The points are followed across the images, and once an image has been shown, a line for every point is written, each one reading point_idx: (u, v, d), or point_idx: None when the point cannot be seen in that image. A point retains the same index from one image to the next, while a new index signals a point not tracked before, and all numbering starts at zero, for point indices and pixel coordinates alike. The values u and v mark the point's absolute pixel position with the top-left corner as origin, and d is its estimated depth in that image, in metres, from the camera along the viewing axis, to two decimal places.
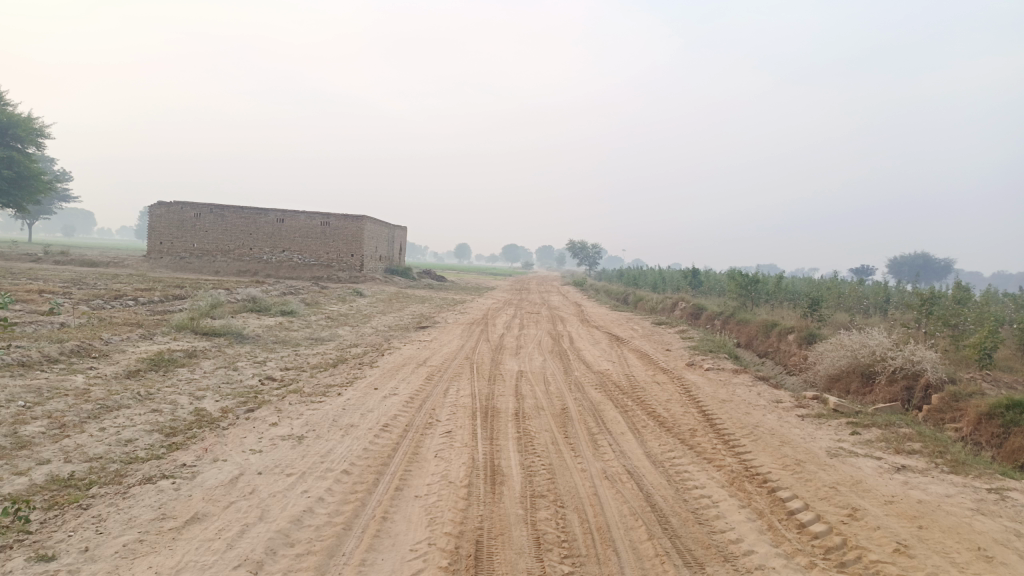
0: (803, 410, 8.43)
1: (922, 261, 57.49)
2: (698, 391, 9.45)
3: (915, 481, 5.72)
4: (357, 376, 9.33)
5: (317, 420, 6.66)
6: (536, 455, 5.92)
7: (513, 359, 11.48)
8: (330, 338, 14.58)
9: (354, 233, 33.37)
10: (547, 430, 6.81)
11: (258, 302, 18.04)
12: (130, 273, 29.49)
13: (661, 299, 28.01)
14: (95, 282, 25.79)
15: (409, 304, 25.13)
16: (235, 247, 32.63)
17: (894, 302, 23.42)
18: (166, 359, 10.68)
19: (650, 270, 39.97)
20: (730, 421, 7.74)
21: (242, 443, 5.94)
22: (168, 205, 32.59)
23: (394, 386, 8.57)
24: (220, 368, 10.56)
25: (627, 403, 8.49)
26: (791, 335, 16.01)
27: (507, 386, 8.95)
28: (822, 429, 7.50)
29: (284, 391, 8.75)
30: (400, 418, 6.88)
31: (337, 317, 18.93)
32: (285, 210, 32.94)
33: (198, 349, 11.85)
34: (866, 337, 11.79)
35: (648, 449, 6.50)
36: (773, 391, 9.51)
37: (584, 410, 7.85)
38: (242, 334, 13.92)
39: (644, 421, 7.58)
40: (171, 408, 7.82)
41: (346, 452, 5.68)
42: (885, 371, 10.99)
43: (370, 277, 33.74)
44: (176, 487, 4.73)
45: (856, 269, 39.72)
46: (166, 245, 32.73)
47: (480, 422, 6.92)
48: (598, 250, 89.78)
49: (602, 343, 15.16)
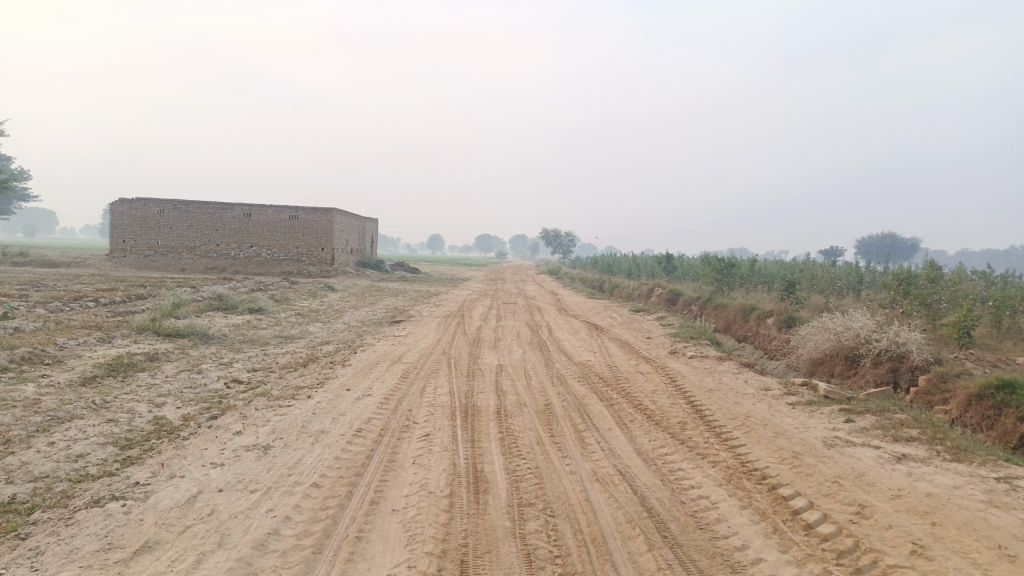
0: (793, 397, 8.17)
1: (889, 241, 58.21)
2: (684, 380, 9.16)
3: (919, 472, 5.46)
4: (328, 377, 8.87)
5: (285, 427, 6.21)
6: (522, 458, 5.55)
7: (492, 353, 11.10)
8: (300, 336, 14.06)
9: (324, 226, 32.69)
10: (531, 429, 6.44)
11: (225, 299, 17.47)
12: (91, 273, 28.52)
13: (637, 286, 27.78)
14: (54, 283, 24.86)
15: (382, 298, 24.60)
16: (202, 244, 31.78)
17: (867, 283, 23.44)
18: (125, 363, 10.11)
19: (624, 257, 39.78)
20: (719, 411, 7.45)
21: (203, 456, 5.48)
22: (130, 202, 31.65)
23: (367, 386, 8.13)
24: (184, 371, 10.04)
25: (612, 396, 8.17)
26: (770, 319, 15.82)
27: (487, 382, 8.56)
28: (816, 418, 7.23)
29: (251, 394, 8.27)
30: (374, 422, 6.46)
31: (308, 313, 18.38)
32: (251, 204, 32.11)
33: (160, 352, 11.28)
34: (849, 319, 11.58)
35: (638, 446, 6.17)
36: (759, 378, 9.26)
37: (568, 405, 7.49)
38: (207, 334, 13.36)
39: (632, 416, 7.25)
40: (128, 417, 7.31)
41: (316, 462, 5.25)
42: (870, 354, 10.80)
43: (342, 271, 33.08)
44: (126, 510, 4.27)
45: (827, 251, 39.95)
46: (129, 243, 31.79)
47: (460, 422, 6.53)
48: (572, 237, 89.54)
49: (580, 332, 14.87)
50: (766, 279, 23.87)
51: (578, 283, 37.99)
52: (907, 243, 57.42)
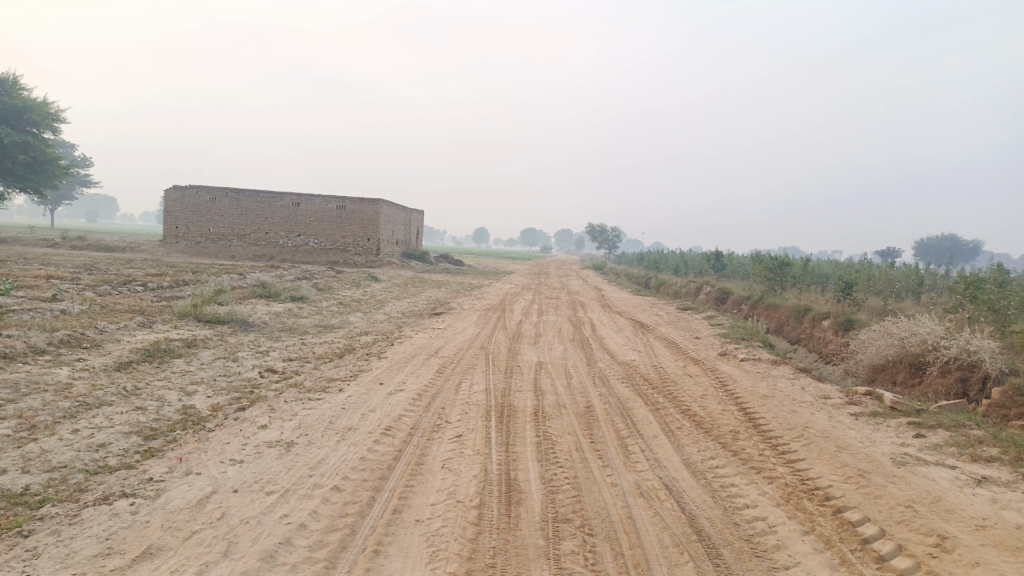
0: (855, 407, 7.56)
1: (950, 242, 55.85)
2: (735, 385, 8.62)
3: (1004, 499, 4.86)
4: (363, 369, 8.59)
5: (311, 422, 5.92)
6: (559, 466, 5.14)
7: (532, 349, 10.70)
8: (340, 325, 13.88)
9: (371, 217, 32.71)
10: (570, 434, 6.02)
11: (268, 287, 17.43)
12: (143, 258, 29.04)
13: (685, 283, 27.05)
14: (107, 267, 25.34)
15: (425, 289, 24.40)
16: (251, 232, 32.09)
17: (928, 286, 22.33)
18: (162, 349, 10.00)
19: (671, 253, 38.94)
20: (775, 421, 6.92)
21: (223, 451, 5.21)
22: (183, 189, 32.13)
23: (401, 380, 7.81)
24: (219, 359, 9.89)
25: (659, 400, 7.69)
26: (826, 321, 15.07)
27: (525, 380, 8.17)
28: (882, 431, 6.63)
29: (283, 385, 8.03)
30: (405, 420, 6.12)
31: (349, 302, 18.25)
32: (300, 193, 32.27)
33: (199, 338, 11.18)
34: (915, 324, 10.82)
35: (686, 456, 5.71)
36: (817, 385, 8.67)
37: (611, 408, 7.05)
38: (247, 321, 13.27)
39: (679, 422, 6.77)
40: (157, 405, 7.12)
41: (339, 462, 4.92)
42: (938, 362, 10.07)
43: (386, 261, 33.07)
44: (133, 511, 4.00)
45: (883, 252, 38.43)
46: (182, 229, 32.30)
47: (495, 423, 6.15)
48: (619, 233, 88.49)
49: (625, 330, 14.37)
50: (820, 280, 22.94)
51: (623, 279, 37.32)
52: (969, 245, 55.01)
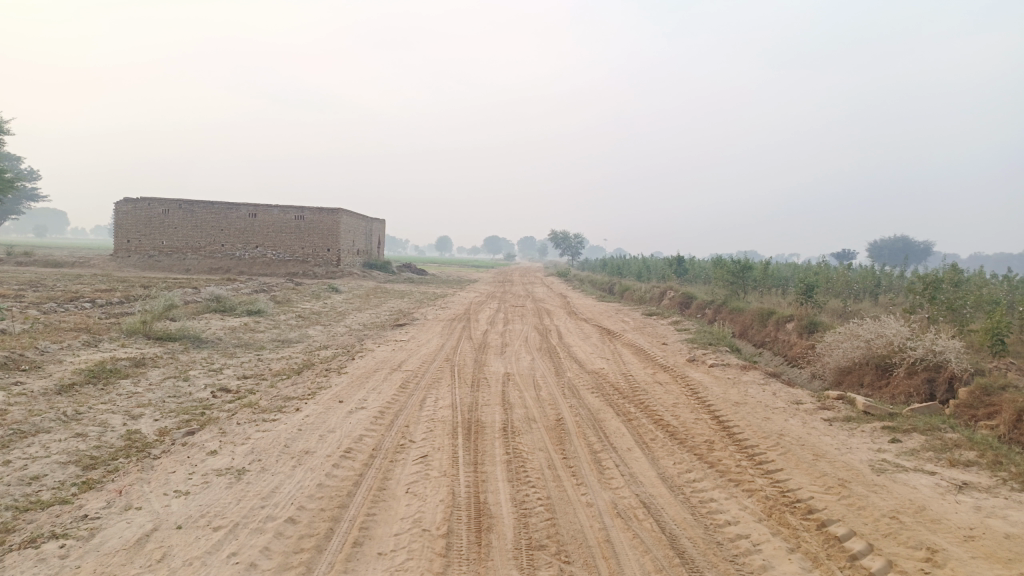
0: (828, 412, 7.43)
1: (902, 244, 57.22)
2: (706, 392, 8.45)
3: (988, 506, 4.74)
4: (321, 386, 8.21)
5: (264, 446, 5.54)
6: (531, 486, 4.86)
7: (499, 360, 10.42)
8: (299, 340, 13.42)
9: (330, 227, 32.11)
10: (541, 450, 5.75)
11: (223, 301, 16.85)
12: (93, 273, 28.02)
13: (648, 289, 27.05)
14: (54, 283, 24.36)
15: (387, 300, 23.95)
16: (206, 244, 31.24)
17: (884, 287, 22.66)
18: (108, 370, 9.46)
19: (633, 259, 39.03)
20: (749, 429, 6.75)
21: (168, 482, 4.81)
22: (135, 202, 31.16)
23: (362, 397, 7.45)
24: (169, 378, 9.39)
25: (630, 410, 7.46)
26: (790, 324, 15.09)
27: (492, 393, 7.88)
28: (857, 437, 6.50)
29: (237, 406, 7.61)
30: (366, 440, 5.78)
31: (309, 315, 17.74)
32: (257, 204, 31.55)
33: (148, 357, 10.64)
34: (881, 326, 10.80)
35: (662, 469, 5.49)
36: (788, 390, 8.55)
37: (581, 421, 6.79)
38: (201, 338, 12.74)
39: (652, 433, 6.54)
40: (99, 432, 6.64)
41: (295, 490, 4.57)
42: (904, 363, 10.04)
43: (347, 272, 32.47)
44: (62, 554, 3.60)
45: (839, 254, 39.05)
46: (134, 243, 31.29)
47: (462, 441, 5.84)
48: (581, 240, 88.76)
49: (592, 337, 14.18)
50: (780, 283, 23.13)
51: (587, 285, 37.35)
52: (920, 247, 56.38)
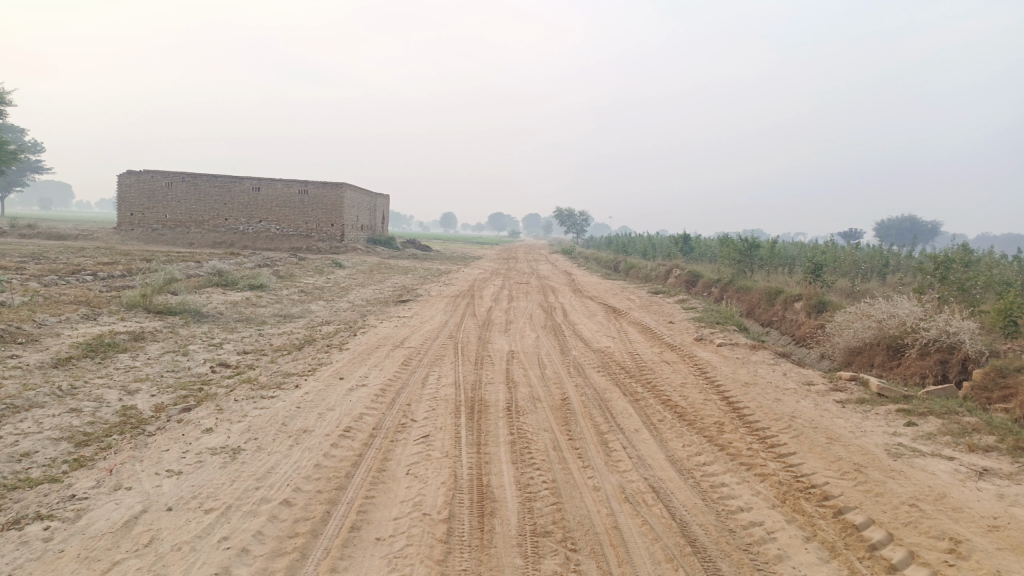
0: (841, 394, 7.24)
1: (909, 223, 56.64)
2: (715, 372, 8.26)
3: (1011, 493, 4.55)
4: (322, 363, 8.03)
5: (261, 424, 5.37)
6: (535, 469, 4.69)
7: (503, 337, 10.23)
8: (301, 315, 13.25)
9: (334, 202, 31.85)
10: (546, 430, 5.58)
11: (225, 275, 16.66)
12: (96, 246, 27.87)
13: (654, 266, 26.81)
14: (56, 256, 24.21)
15: (390, 275, 23.75)
16: (210, 218, 31.03)
17: (893, 266, 22.38)
18: (106, 343, 9.31)
19: (639, 237, 38.71)
20: (759, 410, 6.57)
21: (160, 461, 4.65)
22: (138, 174, 30.91)
23: (362, 374, 7.29)
24: (168, 353, 9.24)
25: (637, 390, 7.28)
26: (798, 304, 14.86)
27: (497, 371, 7.71)
28: (872, 420, 6.31)
29: (235, 382, 7.46)
30: (366, 419, 5.62)
31: (311, 290, 17.55)
32: (261, 178, 31.26)
33: (147, 330, 10.48)
34: (893, 306, 10.55)
35: (671, 452, 5.32)
36: (800, 371, 8.35)
37: (587, 400, 6.62)
38: (201, 312, 12.57)
39: (660, 414, 6.37)
40: (94, 407, 6.49)
41: (291, 471, 4.40)
42: (917, 344, 9.82)
43: (351, 247, 32.27)
44: (46, 537, 3.44)
45: (846, 234, 38.65)
46: (137, 216, 31.09)
47: (465, 421, 5.67)
48: (586, 218, 88.21)
49: (597, 315, 14.00)
50: (787, 262, 22.86)
51: (591, 263, 37.09)
52: (929, 227, 55.79)
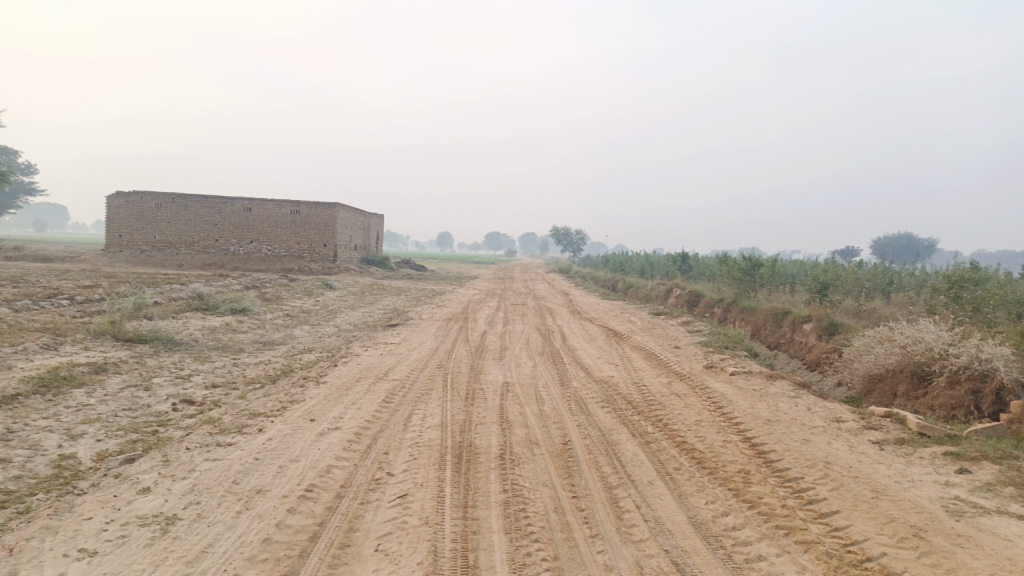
0: (876, 434, 6.43)
1: (907, 241, 55.99)
2: (732, 406, 7.47)
3: None
4: (294, 400, 7.21)
5: (209, 483, 4.54)
6: (533, 541, 3.88)
7: (497, 366, 9.44)
8: (282, 341, 12.43)
9: (327, 221, 31.13)
10: (544, 485, 4.78)
11: (206, 299, 15.83)
12: (80, 268, 27.03)
13: (654, 286, 26.11)
14: (37, 279, 23.34)
15: (382, 297, 22.97)
16: (200, 239, 30.22)
17: (897, 284, 21.65)
18: (61, 378, 8.45)
19: (636, 256, 38.03)
20: (789, 455, 5.75)
21: (76, 535, 3.79)
22: (127, 195, 30.12)
23: (337, 414, 6.46)
24: (129, 388, 8.38)
25: (647, 429, 6.48)
26: (808, 325, 14.06)
27: (489, 408, 6.89)
28: (918, 468, 5.49)
29: (194, 424, 6.63)
30: (335, 474, 4.79)
31: (297, 314, 16.72)
32: (252, 198, 30.50)
33: (110, 362, 9.62)
34: (919, 330, 9.70)
35: (694, 512, 4.51)
36: (825, 405, 7.56)
37: (592, 445, 5.80)
38: (174, 340, 11.73)
39: (676, 461, 5.56)
40: (25, 457, 5.59)
41: (232, 550, 3.58)
42: (946, 372, 8.95)
43: (344, 268, 31.53)
44: None
45: (843, 251, 38.07)
46: (125, 237, 30.28)
47: (450, 474, 4.86)
48: (583, 236, 87.42)
49: (597, 339, 13.24)
50: (789, 280, 22.10)
51: (589, 283, 36.35)
52: (924, 244, 55.23)
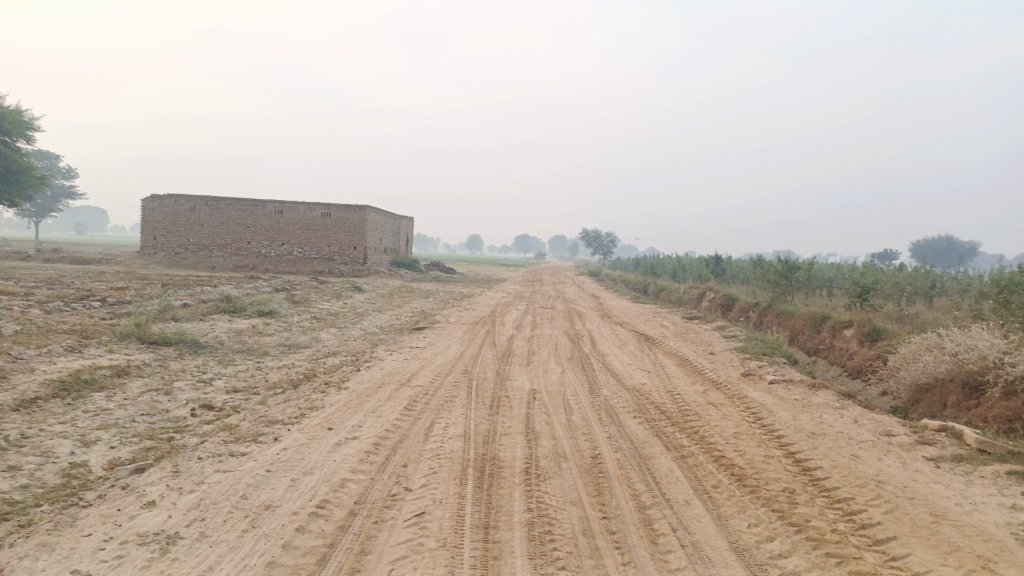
0: (930, 449, 5.98)
1: (946, 243, 54.50)
2: (773, 417, 7.06)
3: None
4: (314, 407, 6.97)
5: (217, 498, 4.29)
6: (559, 570, 3.54)
7: (524, 372, 9.12)
8: (307, 345, 12.26)
9: (357, 224, 31.13)
10: (573, 504, 4.44)
11: (234, 301, 15.77)
12: (115, 270, 27.35)
13: (687, 289, 25.61)
14: (72, 281, 23.61)
15: (410, 300, 22.82)
16: (232, 241, 30.41)
17: (939, 288, 20.86)
18: (82, 381, 8.32)
19: (667, 259, 37.47)
20: (837, 472, 5.35)
21: (71, 555, 3.56)
22: (161, 198, 30.42)
23: (357, 423, 6.20)
24: (149, 392, 8.23)
25: (682, 442, 6.10)
26: (848, 331, 13.51)
27: (514, 417, 6.57)
28: (979, 488, 5.05)
29: (211, 430, 6.42)
30: (350, 489, 4.51)
31: (324, 316, 16.59)
32: (283, 201, 30.60)
33: (133, 365, 9.51)
34: (971, 337, 9.12)
35: (735, 537, 4.14)
36: (873, 417, 7.11)
37: (624, 459, 5.45)
38: (199, 342, 11.62)
39: (714, 477, 5.19)
40: (35, 465, 5.39)
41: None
42: (1000, 382, 8.37)
43: (374, 271, 31.50)
44: None
45: (881, 254, 37.11)
46: (160, 239, 30.59)
47: (472, 491, 4.55)
48: (613, 238, 86.85)
49: (628, 344, 12.86)
50: (826, 284, 21.45)
51: (620, 285, 35.90)
52: (965, 247, 53.58)
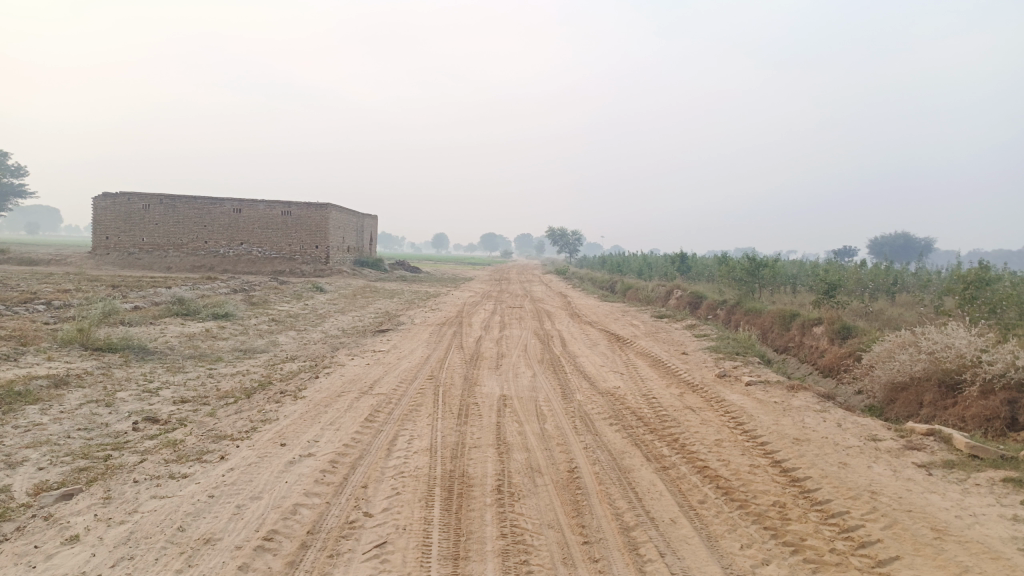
0: (920, 456, 5.71)
1: (903, 241, 55.35)
2: (755, 422, 6.75)
3: None
4: (267, 419, 6.45)
5: (150, 531, 3.79)
6: None
7: (493, 377, 8.69)
8: (264, 349, 11.66)
9: (319, 223, 30.35)
10: (550, 527, 4.05)
11: (187, 303, 15.03)
12: (64, 271, 26.22)
13: (654, 287, 25.46)
14: (17, 283, 22.51)
15: (374, 300, 22.23)
16: (188, 241, 29.40)
17: (901, 285, 20.94)
18: (14, 393, 7.65)
19: (633, 256, 37.33)
20: (828, 483, 5.04)
21: None
22: (114, 196, 29.30)
23: (312, 438, 5.71)
24: (89, 405, 7.60)
25: (663, 452, 5.75)
26: (818, 328, 13.36)
27: (484, 428, 6.15)
28: (976, 498, 4.78)
29: (153, 447, 5.86)
30: (302, 517, 4.03)
31: (284, 319, 15.95)
32: (241, 199, 29.67)
33: (73, 374, 8.84)
34: (947, 335, 8.92)
35: (729, 561, 3.78)
36: (855, 421, 6.85)
37: (603, 473, 5.07)
38: (147, 348, 10.96)
39: (700, 492, 4.84)
40: None
41: None
42: (978, 380, 8.17)
43: (336, 270, 30.74)
44: None
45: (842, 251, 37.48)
46: (113, 239, 29.46)
47: (439, 515, 4.12)
48: (579, 236, 86.88)
49: (599, 344, 12.53)
50: (790, 281, 21.44)
51: (586, 284, 35.68)
52: (921, 242, 54.57)
